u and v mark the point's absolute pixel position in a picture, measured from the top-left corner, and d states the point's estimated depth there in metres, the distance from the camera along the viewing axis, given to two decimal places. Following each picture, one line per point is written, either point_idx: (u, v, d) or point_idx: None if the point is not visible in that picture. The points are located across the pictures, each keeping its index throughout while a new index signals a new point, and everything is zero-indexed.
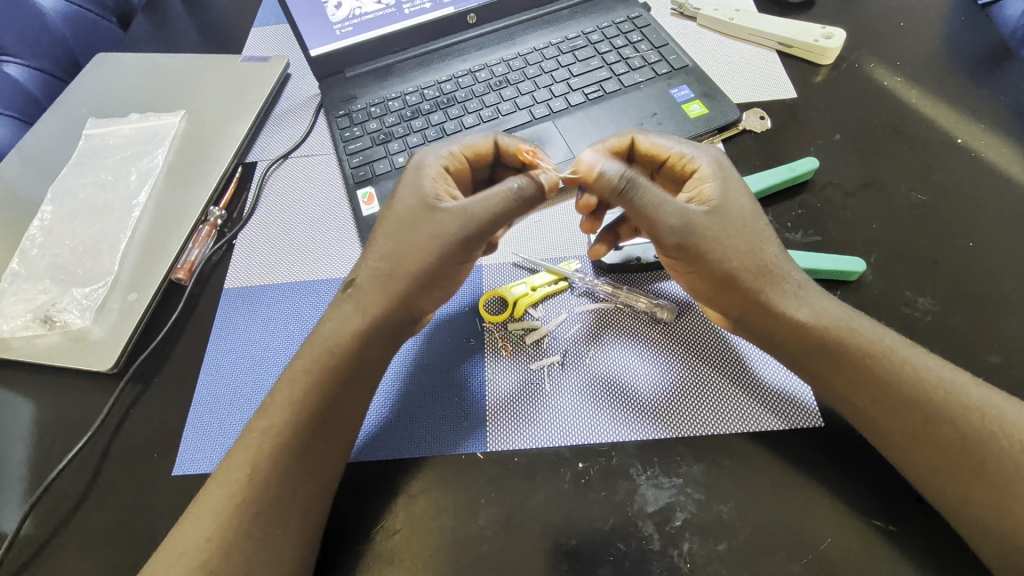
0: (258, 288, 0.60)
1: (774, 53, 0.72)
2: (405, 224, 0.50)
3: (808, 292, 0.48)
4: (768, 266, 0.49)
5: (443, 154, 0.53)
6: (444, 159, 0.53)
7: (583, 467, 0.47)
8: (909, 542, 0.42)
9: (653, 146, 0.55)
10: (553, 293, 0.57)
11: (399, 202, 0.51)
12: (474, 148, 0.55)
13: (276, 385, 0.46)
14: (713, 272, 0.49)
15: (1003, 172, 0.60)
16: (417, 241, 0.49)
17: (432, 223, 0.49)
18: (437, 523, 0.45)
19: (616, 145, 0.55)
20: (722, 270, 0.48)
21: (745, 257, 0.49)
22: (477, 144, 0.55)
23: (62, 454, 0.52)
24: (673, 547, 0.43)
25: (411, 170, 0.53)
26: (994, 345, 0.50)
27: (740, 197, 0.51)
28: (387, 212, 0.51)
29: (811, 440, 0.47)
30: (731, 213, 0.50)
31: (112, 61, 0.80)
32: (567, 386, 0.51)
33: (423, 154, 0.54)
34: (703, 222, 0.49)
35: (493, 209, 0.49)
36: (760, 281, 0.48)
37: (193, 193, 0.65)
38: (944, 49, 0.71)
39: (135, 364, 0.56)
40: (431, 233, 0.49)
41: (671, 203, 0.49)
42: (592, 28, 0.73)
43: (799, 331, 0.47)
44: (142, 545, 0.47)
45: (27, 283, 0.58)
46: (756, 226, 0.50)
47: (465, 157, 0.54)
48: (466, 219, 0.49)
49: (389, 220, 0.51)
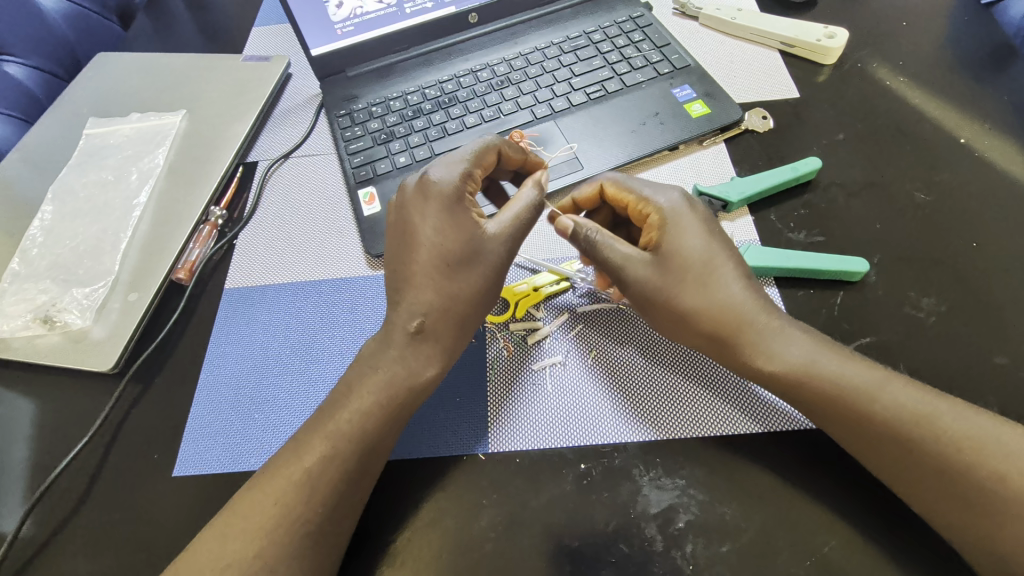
0: (259, 289, 0.60)
1: (776, 53, 0.72)
2: (445, 262, 0.48)
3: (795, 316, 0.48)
4: (742, 318, 0.48)
5: (461, 176, 0.50)
6: (463, 182, 0.50)
7: (585, 468, 0.47)
8: (910, 543, 0.42)
9: (615, 190, 0.54)
10: (555, 293, 0.57)
11: (432, 243, 0.48)
12: (483, 162, 0.52)
13: None
14: (677, 316, 0.49)
15: (1007, 172, 0.60)
16: (473, 270, 0.49)
17: (480, 253, 0.49)
18: (440, 525, 0.45)
19: (588, 191, 0.56)
20: (688, 318, 0.49)
21: (708, 287, 0.49)
22: (483, 154, 0.52)
23: (62, 453, 0.52)
24: (676, 549, 0.43)
25: (421, 196, 0.49)
26: (998, 345, 0.50)
27: (697, 226, 0.50)
28: (416, 246, 0.48)
29: (817, 440, 0.46)
30: (688, 265, 0.49)
31: (112, 61, 0.79)
32: (538, 405, 0.50)
33: (439, 177, 0.49)
34: (660, 283, 0.49)
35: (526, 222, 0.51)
36: (736, 331, 0.48)
37: (193, 193, 0.64)
38: (947, 49, 0.71)
39: (136, 364, 0.56)
40: (480, 266, 0.49)
41: (623, 256, 0.50)
42: (593, 28, 0.73)
43: (774, 358, 0.46)
44: (143, 546, 0.46)
45: (27, 283, 0.58)
46: (719, 250, 0.50)
47: (478, 174, 0.52)
48: (507, 237, 0.50)
49: (427, 257, 0.48)
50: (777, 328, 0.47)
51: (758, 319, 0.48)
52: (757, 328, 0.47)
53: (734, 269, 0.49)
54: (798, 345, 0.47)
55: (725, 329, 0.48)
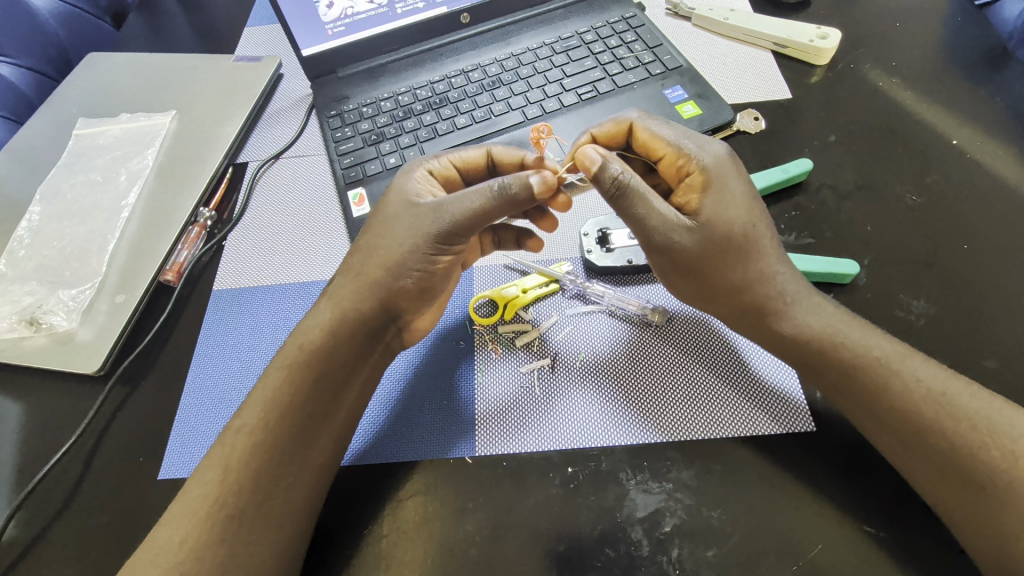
0: (247, 290, 0.60)
1: (769, 54, 0.72)
2: (385, 220, 0.49)
3: (815, 302, 0.48)
4: (780, 288, 0.48)
5: (431, 161, 0.54)
6: (431, 166, 0.53)
7: (572, 471, 0.46)
8: (898, 548, 0.41)
9: (649, 138, 0.52)
10: (544, 295, 0.56)
11: (382, 206, 0.50)
12: (465, 158, 0.54)
13: (260, 389, 0.46)
14: (724, 283, 0.48)
15: (998, 174, 0.60)
16: (408, 238, 0.47)
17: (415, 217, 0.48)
18: (425, 528, 0.45)
19: (614, 130, 0.54)
20: (738, 284, 0.48)
21: (750, 258, 0.48)
22: (468, 153, 0.54)
23: (48, 455, 0.51)
24: (663, 553, 0.43)
25: (403, 174, 0.52)
26: (988, 348, 0.50)
27: (738, 187, 0.49)
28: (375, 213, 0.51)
29: (803, 443, 0.46)
30: (736, 226, 0.48)
31: (102, 61, 0.79)
32: (547, 399, 0.50)
33: (413, 164, 0.54)
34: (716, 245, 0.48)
35: (477, 200, 0.46)
36: (778, 299, 0.48)
37: (183, 194, 0.64)
38: (940, 49, 0.70)
39: (123, 366, 0.55)
40: (407, 232, 0.48)
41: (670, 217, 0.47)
42: (585, 28, 0.72)
43: (774, 342, 0.48)
44: (126, 551, 0.46)
45: (14, 284, 0.58)
46: (758, 217, 0.49)
47: (456, 167, 0.54)
48: (447, 210, 0.47)
49: (377, 226, 0.49)
50: (805, 304, 0.48)
51: (789, 290, 0.48)
52: (783, 306, 0.48)
53: (769, 238, 0.49)
54: (802, 327, 0.47)
55: (756, 301, 0.48)
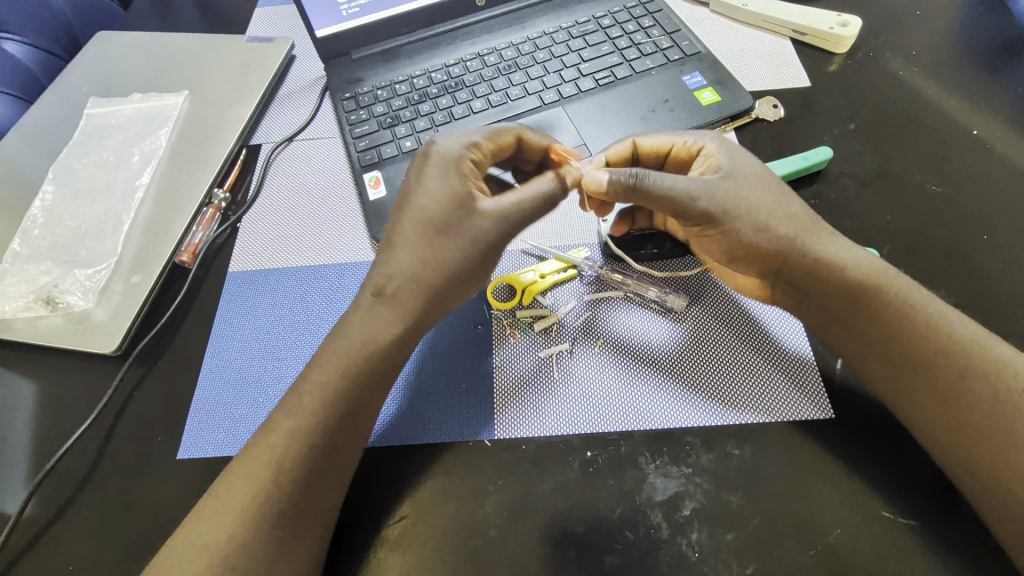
0: (263, 272, 0.60)
1: (788, 41, 0.71)
2: (436, 224, 0.46)
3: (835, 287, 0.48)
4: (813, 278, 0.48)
5: (465, 144, 0.50)
6: (468, 151, 0.50)
7: (591, 455, 0.46)
8: (916, 534, 0.42)
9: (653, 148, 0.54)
10: (562, 281, 0.56)
11: (426, 199, 0.47)
12: (497, 140, 0.52)
13: None
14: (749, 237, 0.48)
15: (1018, 165, 0.59)
16: (467, 248, 0.47)
17: (469, 224, 0.47)
18: (445, 510, 0.45)
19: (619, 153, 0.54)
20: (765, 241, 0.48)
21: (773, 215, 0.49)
22: (498, 134, 0.52)
23: (66, 435, 0.51)
24: (682, 536, 0.43)
25: (438, 161, 0.49)
26: (1006, 338, 0.50)
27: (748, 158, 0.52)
28: (410, 208, 0.48)
29: (822, 429, 0.46)
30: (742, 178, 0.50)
31: (111, 40, 0.78)
32: (568, 383, 0.50)
33: (443, 145, 0.50)
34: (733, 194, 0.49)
35: (538, 205, 0.48)
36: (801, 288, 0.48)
37: (196, 175, 0.64)
38: (961, 38, 0.70)
39: (139, 347, 0.55)
40: (465, 239, 0.47)
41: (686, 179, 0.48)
42: (602, 12, 0.72)
43: None
44: (146, 530, 0.46)
45: (28, 263, 0.57)
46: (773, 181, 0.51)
47: (488, 148, 0.52)
48: (502, 216, 0.47)
49: (417, 216, 0.47)
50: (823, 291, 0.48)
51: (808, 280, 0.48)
52: None
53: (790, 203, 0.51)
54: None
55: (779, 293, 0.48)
